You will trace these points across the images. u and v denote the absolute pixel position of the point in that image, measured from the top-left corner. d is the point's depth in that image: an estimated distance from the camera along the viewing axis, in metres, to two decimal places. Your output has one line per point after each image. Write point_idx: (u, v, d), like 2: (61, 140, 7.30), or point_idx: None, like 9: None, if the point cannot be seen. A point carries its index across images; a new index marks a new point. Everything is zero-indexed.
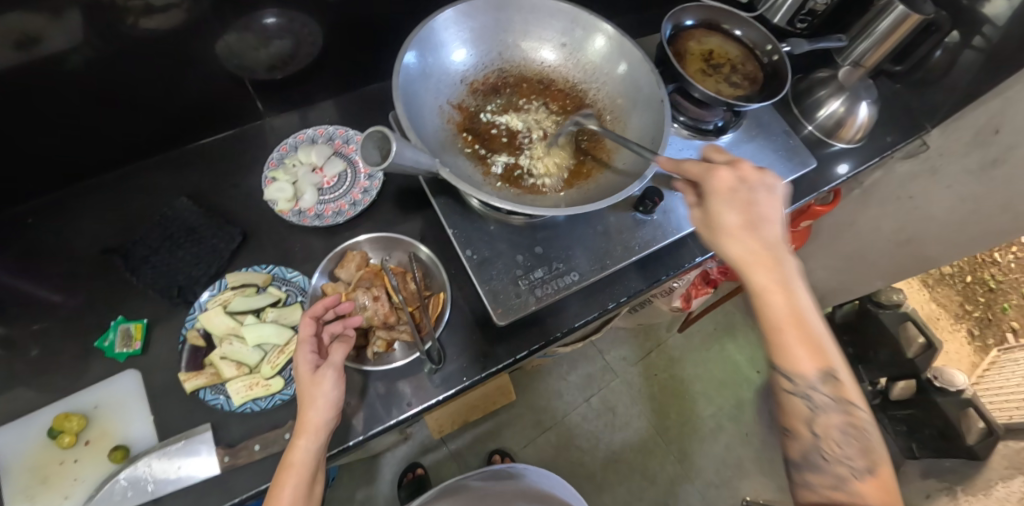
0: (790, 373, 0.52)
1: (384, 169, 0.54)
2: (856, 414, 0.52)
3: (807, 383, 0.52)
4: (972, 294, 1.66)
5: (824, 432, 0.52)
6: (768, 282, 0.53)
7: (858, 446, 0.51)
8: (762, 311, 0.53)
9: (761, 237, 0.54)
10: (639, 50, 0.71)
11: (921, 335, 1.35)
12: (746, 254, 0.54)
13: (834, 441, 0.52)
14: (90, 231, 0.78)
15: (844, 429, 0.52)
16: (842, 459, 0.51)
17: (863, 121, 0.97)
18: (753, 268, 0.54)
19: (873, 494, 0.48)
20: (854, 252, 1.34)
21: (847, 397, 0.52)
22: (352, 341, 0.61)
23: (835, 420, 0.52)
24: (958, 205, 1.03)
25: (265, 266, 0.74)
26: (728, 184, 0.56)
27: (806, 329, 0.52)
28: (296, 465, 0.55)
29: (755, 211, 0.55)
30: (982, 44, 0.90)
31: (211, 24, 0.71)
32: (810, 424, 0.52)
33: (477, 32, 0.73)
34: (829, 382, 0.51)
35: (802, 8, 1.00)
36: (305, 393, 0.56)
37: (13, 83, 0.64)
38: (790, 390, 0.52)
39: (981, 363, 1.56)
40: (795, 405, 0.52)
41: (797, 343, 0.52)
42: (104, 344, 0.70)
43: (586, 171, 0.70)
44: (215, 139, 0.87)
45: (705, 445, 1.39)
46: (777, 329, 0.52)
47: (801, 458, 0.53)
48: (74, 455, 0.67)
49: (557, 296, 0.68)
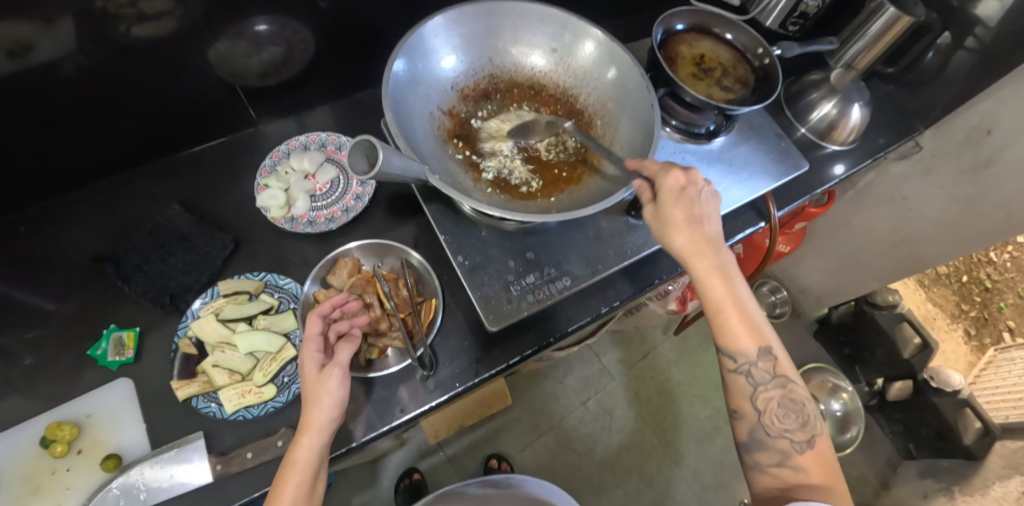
0: (733, 353, 0.56)
1: (372, 179, 0.55)
2: (794, 388, 0.56)
3: (747, 361, 0.56)
4: (968, 294, 1.66)
5: (766, 407, 0.56)
6: (708, 271, 0.58)
7: (797, 418, 0.55)
8: (706, 301, 0.58)
9: (703, 233, 0.59)
10: (628, 55, 0.71)
11: (916, 336, 1.37)
12: (690, 247, 0.59)
13: (775, 415, 0.55)
14: (82, 240, 0.78)
15: (784, 403, 0.55)
16: (784, 432, 0.55)
17: (855, 123, 0.97)
18: (694, 260, 0.58)
19: (812, 466, 0.53)
20: (849, 254, 1.34)
21: (783, 372, 0.56)
22: (358, 340, 0.61)
23: (773, 395, 0.56)
24: (953, 205, 1.04)
25: (257, 274, 0.74)
26: (680, 183, 0.60)
27: (743, 310, 0.57)
28: (299, 464, 0.54)
29: (697, 209, 0.60)
30: (975, 45, 0.90)
31: (203, 31, 0.71)
32: (752, 400, 0.56)
33: (466, 38, 0.73)
34: (766, 357, 0.56)
35: (793, 11, 1.01)
36: (310, 391, 0.56)
37: (5, 92, 0.64)
38: (733, 369, 0.57)
39: (977, 362, 1.56)
40: (739, 383, 0.56)
41: (735, 324, 0.57)
42: (97, 353, 0.71)
43: (575, 176, 0.71)
44: (207, 146, 0.87)
45: (702, 447, 1.39)
46: (718, 311, 0.57)
47: (749, 437, 0.56)
48: (67, 464, 0.67)
49: (549, 301, 0.68)
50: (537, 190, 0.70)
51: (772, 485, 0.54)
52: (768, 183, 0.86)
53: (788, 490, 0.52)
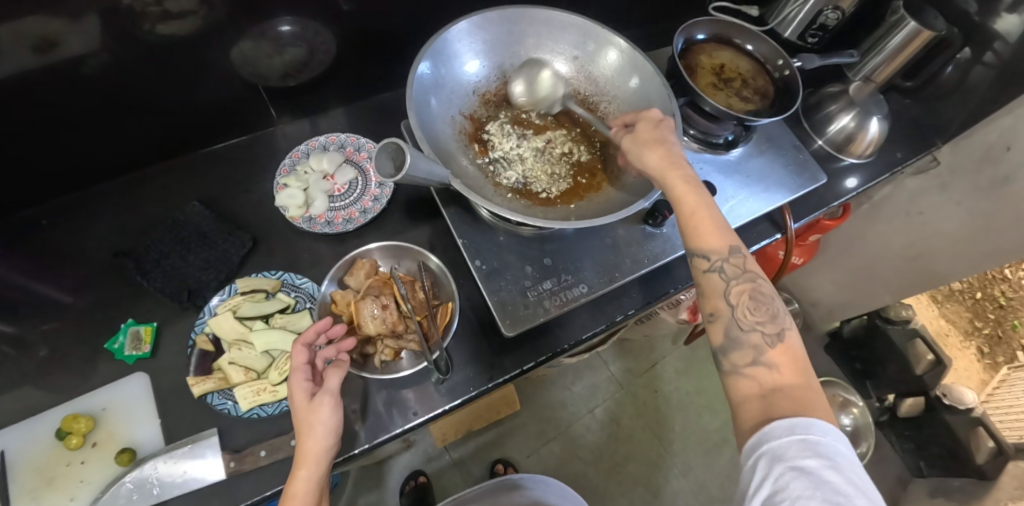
0: (704, 252, 0.56)
1: (398, 181, 0.55)
2: (765, 286, 0.54)
3: (720, 258, 0.55)
4: (982, 311, 1.63)
5: (739, 303, 0.54)
6: (678, 176, 0.59)
7: (767, 313, 0.53)
8: (677, 207, 0.58)
9: (671, 148, 0.61)
10: (650, 64, 0.72)
11: (930, 352, 1.33)
12: (662, 161, 0.60)
13: (748, 312, 0.53)
14: (102, 234, 0.79)
15: (757, 300, 0.54)
16: (755, 327, 0.52)
17: (873, 136, 0.97)
18: (667, 171, 0.60)
19: (782, 362, 0.50)
20: (863, 267, 1.33)
21: (753, 269, 0.55)
22: (346, 365, 0.59)
23: (746, 290, 0.54)
24: (968, 221, 1.03)
25: (275, 272, 0.74)
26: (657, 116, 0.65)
27: (712, 214, 0.57)
28: (297, 497, 0.53)
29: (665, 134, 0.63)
30: (993, 60, 0.90)
31: (227, 30, 0.72)
32: (726, 297, 0.54)
33: (490, 44, 0.74)
34: (735, 256, 0.55)
35: (812, 23, 1.00)
36: (302, 422, 0.55)
37: (30, 86, 0.65)
38: (706, 269, 0.56)
39: (990, 381, 1.55)
40: (712, 281, 0.55)
41: (706, 226, 0.56)
42: (114, 347, 0.71)
43: (596, 183, 0.71)
44: (227, 145, 0.88)
45: (709, 458, 1.38)
46: (690, 215, 0.57)
47: (725, 338, 0.53)
48: (81, 456, 0.67)
49: (565, 308, 0.68)
50: (557, 197, 0.70)
51: (751, 389, 0.49)
52: (786, 194, 0.85)
53: (764, 391, 0.48)
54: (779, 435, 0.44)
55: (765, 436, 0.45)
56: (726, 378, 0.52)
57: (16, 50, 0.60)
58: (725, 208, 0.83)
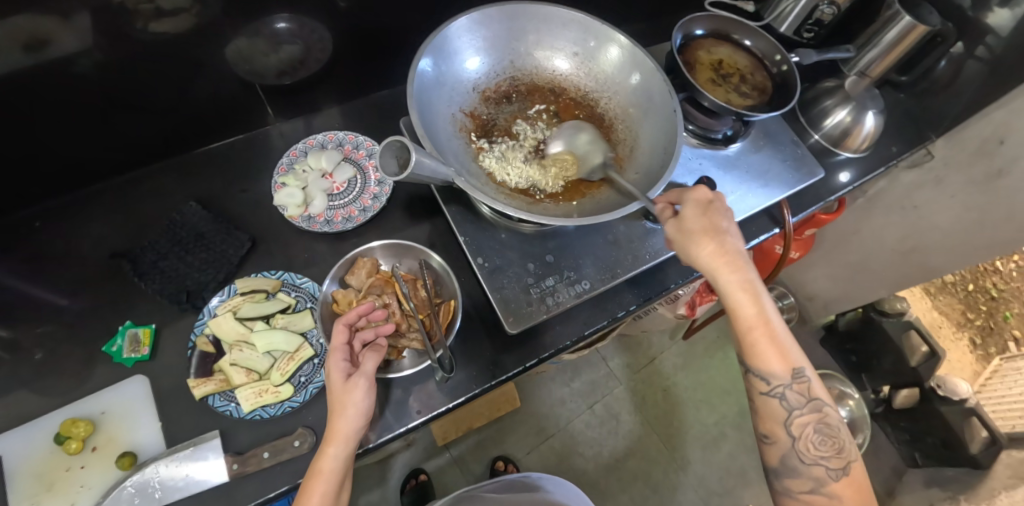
0: (765, 376, 0.57)
1: (403, 180, 0.55)
2: (828, 413, 0.57)
3: (781, 384, 0.57)
4: (974, 303, 1.66)
5: (801, 433, 0.57)
6: (737, 287, 0.58)
7: (832, 445, 0.56)
8: (735, 318, 0.58)
9: (730, 247, 0.58)
10: (652, 61, 0.72)
11: (924, 344, 1.36)
12: (717, 259, 0.58)
13: (811, 441, 0.56)
14: (98, 235, 0.78)
15: (818, 430, 0.56)
16: (818, 459, 0.56)
17: (870, 130, 0.97)
18: (722, 273, 0.58)
19: (845, 493, 0.55)
20: (858, 261, 1.34)
21: (816, 396, 0.56)
22: (383, 349, 0.61)
23: (809, 421, 0.56)
24: (964, 215, 1.04)
25: (274, 272, 0.74)
26: (708, 197, 0.62)
27: (772, 330, 0.57)
28: (325, 473, 0.55)
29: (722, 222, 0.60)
30: (986, 55, 0.91)
31: (222, 28, 0.71)
32: (786, 426, 0.57)
33: (490, 41, 0.73)
34: (799, 380, 0.57)
35: (808, 18, 1.01)
36: (337, 400, 0.56)
37: (21, 86, 0.64)
38: (766, 392, 0.57)
39: (983, 371, 1.56)
40: (771, 406, 0.57)
41: (767, 344, 0.57)
42: (112, 349, 0.70)
43: (599, 178, 0.71)
44: (223, 144, 0.87)
45: (707, 452, 1.39)
46: (748, 331, 0.57)
47: (780, 463, 0.58)
48: (81, 461, 0.66)
49: (568, 305, 0.68)
50: (560, 193, 0.70)
51: None
52: (784, 190, 0.86)
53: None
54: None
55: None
56: (779, 492, 0.59)
57: (6, 48, 0.59)
58: None
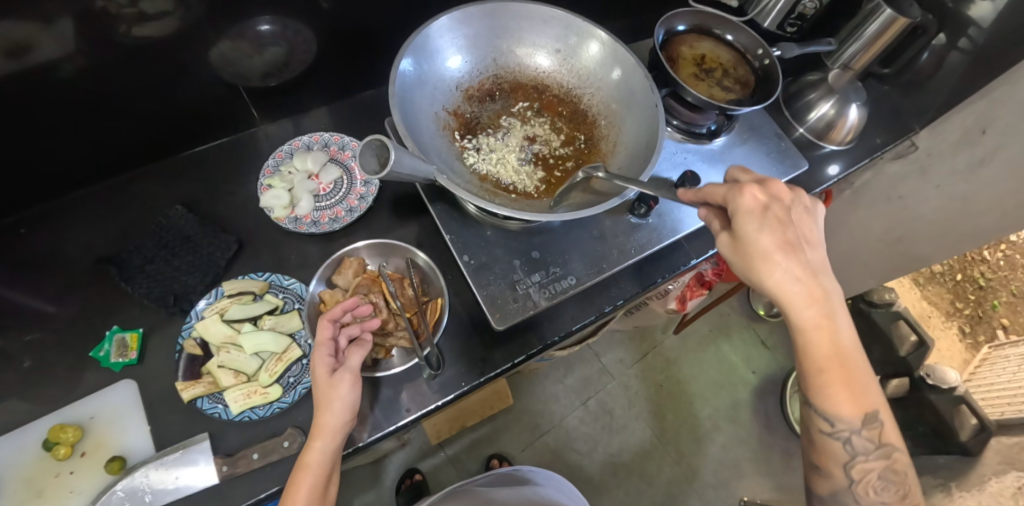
0: (830, 418, 0.54)
1: (383, 179, 0.55)
2: (896, 458, 0.55)
3: (848, 428, 0.55)
4: (963, 292, 1.68)
5: (863, 476, 0.55)
6: (813, 320, 0.54)
7: (895, 492, 0.55)
8: (808, 352, 0.55)
9: (805, 274, 0.54)
10: (632, 57, 0.72)
11: (913, 334, 1.37)
12: (789, 287, 0.54)
13: (872, 486, 0.55)
14: (83, 241, 0.77)
15: (884, 476, 0.55)
16: (876, 504, 0.55)
17: (853, 122, 0.98)
18: (797, 307, 0.54)
19: None
20: (846, 252, 1.35)
21: (887, 442, 0.55)
22: (368, 345, 0.61)
23: (876, 467, 0.55)
24: (948, 204, 1.05)
25: (262, 274, 0.74)
26: (763, 200, 0.55)
27: (846, 368, 0.54)
28: (312, 467, 0.55)
29: (796, 238, 0.55)
30: (968, 46, 0.92)
31: (204, 30, 0.71)
32: (847, 467, 0.56)
33: (471, 39, 0.73)
34: (870, 425, 0.54)
35: (791, 12, 1.02)
36: (322, 395, 0.57)
37: (4, 92, 0.64)
38: (829, 432, 0.55)
39: (972, 359, 1.58)
40: (834, 447, 0.55)
41: (840, 386, 0.54)
42: (100, 354, 0.70)
43: (582, 173, 0.72)
44: (209, 147, 0.87)
45: (702, 445, 1.40)
46: (820, 369, 0.54)
47: (830, 494, 0.57)
48: (70, 466, 0.66)
49: (554, 300, 0.69)
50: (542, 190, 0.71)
51: None
52: None
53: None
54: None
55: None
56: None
57: None
58: None
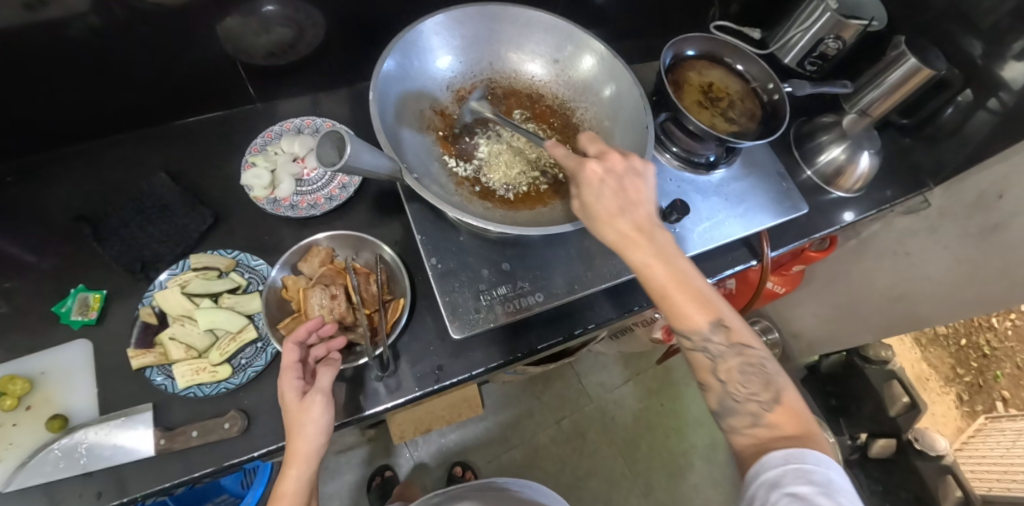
0: (686, 333, 0.54)
1: (338, 170, 0.53)
2: (752, 353, 0.55)
3: (702, 337, 0.54)
4: (965, 358, 1.61)
5: (728, 376, 0.55)
6: (645, 260, 0.54)
7: (759, 380, 0.54)
8: (648, 286, 0.55)
9: (638, 220, 0.54)
10: (628, 74, 0.70)
11: (904, 395, 1.32)
12: (619, 238, 0.55)
13: (737, 381, 0.54)
14: (67, 197, 0.78)
15: (744, 370, 0.54)
16: (750, 396, 0.54)
17: (864, 170, 0.95)
18: (628, 252, 0.54)
19: (784, 420, 0.52)
20: (846, 303, 1.31)
21: (738, 339, 0.54)
22: (337, 363, 0.60)
23: (734, 364, 0.54)
24: (955, 267, 1.01)
25: (231, 251, 0.73)
26: (597, 174, 0.55)
27: (688, 288, 0.54)
28: (287, 496, 0.55)
29: (623, 196, 0.55)
30: (997, 108, 0.87)
31: (212, 4, 0.71)
32: (715, 373, 0.55)
33: (466, 40, 0.72)
34: (719, 330, 0.54)
35: (812, 51, 1.00)
36: (294, 421, 0.55)
37: (13, 43, 0.64)
38: (689, 347, 0.55)
39: (966, 429, 1.51)
40: (699, 359, 0.55)
41: (683, 304, 0.54)
42: (62, 310, 0.70)
43: (563, 189, 0.70)
44: (204, 118, 0.87)
45: (672, 481, 1.36)
46: (662, 297, 0.54)
47: (719, 406, 0.55)
48: (14, 418, 0.66)
49: (519, 316, 0.67)
50: (520, 201, 0.69)
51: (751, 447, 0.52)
52: (765, 221, 0.84)
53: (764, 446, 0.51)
54: (776, 463, 0.47)
55: (763, 466, 0.48)
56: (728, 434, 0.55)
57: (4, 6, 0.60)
58: (699, 229, 0.81)
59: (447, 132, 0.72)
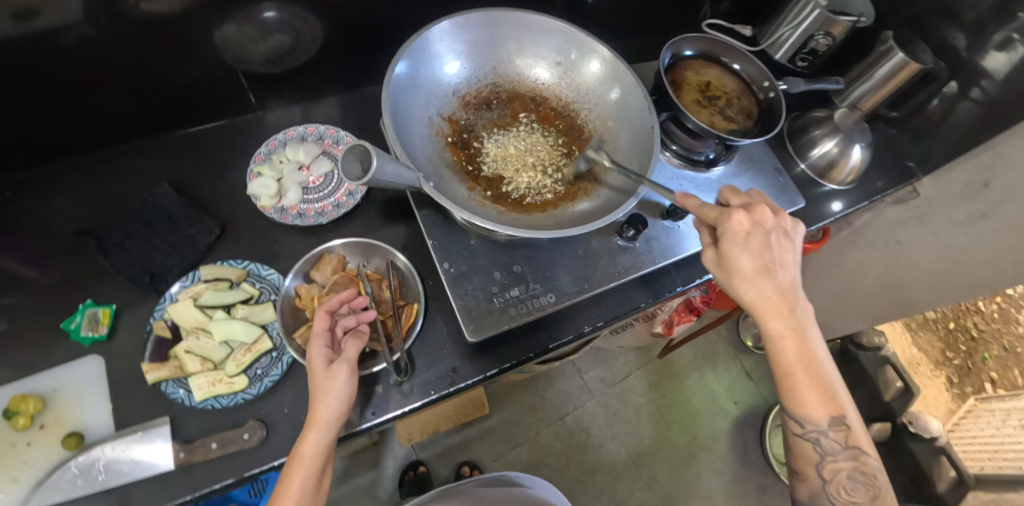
0: (801, 419, 0.58)
1: (363, 185, 0.54)
2: (865, 462, 0.58)
3: (816, 428, 0.58)
4: (954, 341, 1.66)
5: (833, 476, 0.59)
6: (780, 329, 0.58)
7: (865, 492, 0.57)
8: (775, 357, 0.59)
9: (778, 290, 0.57)
10: (632, 76, 0.72)
11: (898, 380, 1.37)
12: (758, 301, 0.58)
13: (842, 486, 0.58)
14: (68, 211, 0.77)
15: (853, 477, 0.58)
16: (850, 503, 0.58)
17: (855, 164, 0.98)
18: (767, 316, 0.58)
19: None
20: (838, 291, 1.34)
21: (855, 443, 0.58)
22: (364, 336, 0.62)
23: (845, 467, 0.58)
24: (944, 254, 1.04)
25: (241, 261, 0.73)
26: (745, 227, 0.58)
27: (816, 376, 0.58)
28: (305, 458, 0.56)
29: (769, 256, 0.58)
30: (981, 97, 0.90)
31: (211, 12, 0.71)
32: (818, 468, 0.59)
33: (472, 45, 0.73)
34: (837, 428, 0.58)
35: (803, 47, 1.02)
36: (319, 385, 0.57)
37: (9, 55, 0.64)
38: (799, 433, 0.59)
39: (957, 410, 1.56)
40: (803, 448, 0.59)
41: (807, 390, 0.58)
42: (70, 326, 0.69)
43: (571, 191, 0.71)
44: (205, 128, 0.86)
45: (675, 472, 1.38)
46: (787, 375, 0.58)
47: (810, 498, 0.60)
48: (28, 438, 0.65)
49: (531, 317, 0.68)
50: (530, 204, 0.70)
51: None
52: None
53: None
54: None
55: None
56: None
57: None
58: None
59: (454, 138, 0.72)
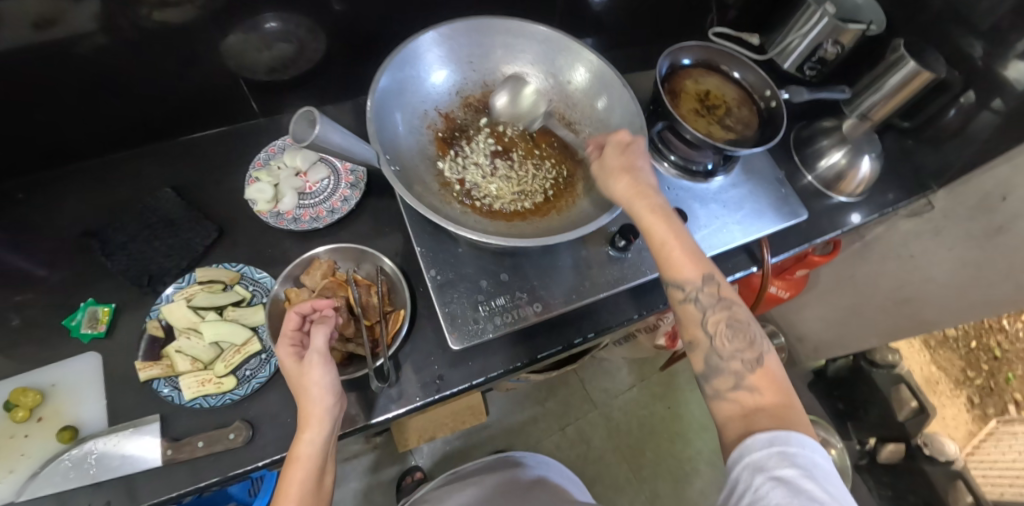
0: (678, 283, 0.59)
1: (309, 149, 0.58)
2: (739, 310, 0.58)
3: (694, 288, 0.59)
4: (976, 361, 1.60)
5: (716, 330, 0.58)
6: (648, 209, 0.61)
7: (743, 337, 0.57)
8: (648, 236, 0.61)
9: (639, 178, 0.63)
10: (635, 108, 0.72)
11: (913, 399, 1.31)
12: (630, 190, 0.63)
13: (723, 337, 0.57)
14: (75, 213, 0.80)
15: (731, 325, 0.57)
16: (734, 354, 0.56)
17: (865, 175, 0.95)
18: (634, 203, 0.62)
19: (763, 385, 0.54)
20: (851, 306, 1.30)
21: (726, 295, 0.58)
22: (331, 320, 0.60)
23: (722, 318, 0.58)
24: (959, 269, 1.01)
25: (235, 264, 0.75)
26: (625, 139, 0.66)
27: (686, 244, 0.60)
28: (301, 459, 0.55)
29: (635, 162, 0.65)
30: (1001, 108, 0.86)
31: (216, 22, 0.73)
32: (703, 326, 0.58)
33: (491, 49, 0.77)
34: (710, 283, 0.59)
35: (811, 56, 1.01)
36: (298, 384, 0.57)
37: (29, 61, 0.66)
38: (682, 299, 0.59)
39: (977, 432, 1.50)
40: (689, 311, 0.59)
41: (678, 258, 0.60)
42: (71, 323, 0.72)
43: (545, 209, 0.72)
44: (208, 133, 0.89)
45: (677, 487, 1.36)
46: (662, 246, 0.60)
47: (705, 365, 0.57)
48: (27, 429, 0.68)
49: (514, 326, 0.67)
50: (498, 212, 0.71)
51: (733, 411, 0.53)
52: (763, 227, 0.84)
53: (747, 412, 0.52)
54: (761, 445, 0.48)
55: (749, 447, 0.48)
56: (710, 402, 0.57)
57: (18, 26, 0.62)
58: (698, 236, 0.81)
59: (443, 133, 0.76)
